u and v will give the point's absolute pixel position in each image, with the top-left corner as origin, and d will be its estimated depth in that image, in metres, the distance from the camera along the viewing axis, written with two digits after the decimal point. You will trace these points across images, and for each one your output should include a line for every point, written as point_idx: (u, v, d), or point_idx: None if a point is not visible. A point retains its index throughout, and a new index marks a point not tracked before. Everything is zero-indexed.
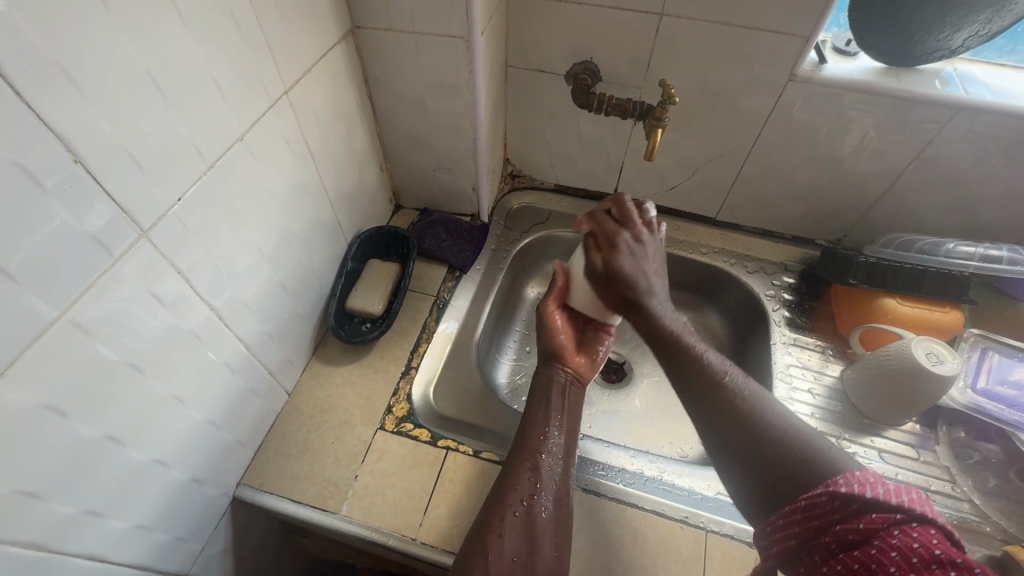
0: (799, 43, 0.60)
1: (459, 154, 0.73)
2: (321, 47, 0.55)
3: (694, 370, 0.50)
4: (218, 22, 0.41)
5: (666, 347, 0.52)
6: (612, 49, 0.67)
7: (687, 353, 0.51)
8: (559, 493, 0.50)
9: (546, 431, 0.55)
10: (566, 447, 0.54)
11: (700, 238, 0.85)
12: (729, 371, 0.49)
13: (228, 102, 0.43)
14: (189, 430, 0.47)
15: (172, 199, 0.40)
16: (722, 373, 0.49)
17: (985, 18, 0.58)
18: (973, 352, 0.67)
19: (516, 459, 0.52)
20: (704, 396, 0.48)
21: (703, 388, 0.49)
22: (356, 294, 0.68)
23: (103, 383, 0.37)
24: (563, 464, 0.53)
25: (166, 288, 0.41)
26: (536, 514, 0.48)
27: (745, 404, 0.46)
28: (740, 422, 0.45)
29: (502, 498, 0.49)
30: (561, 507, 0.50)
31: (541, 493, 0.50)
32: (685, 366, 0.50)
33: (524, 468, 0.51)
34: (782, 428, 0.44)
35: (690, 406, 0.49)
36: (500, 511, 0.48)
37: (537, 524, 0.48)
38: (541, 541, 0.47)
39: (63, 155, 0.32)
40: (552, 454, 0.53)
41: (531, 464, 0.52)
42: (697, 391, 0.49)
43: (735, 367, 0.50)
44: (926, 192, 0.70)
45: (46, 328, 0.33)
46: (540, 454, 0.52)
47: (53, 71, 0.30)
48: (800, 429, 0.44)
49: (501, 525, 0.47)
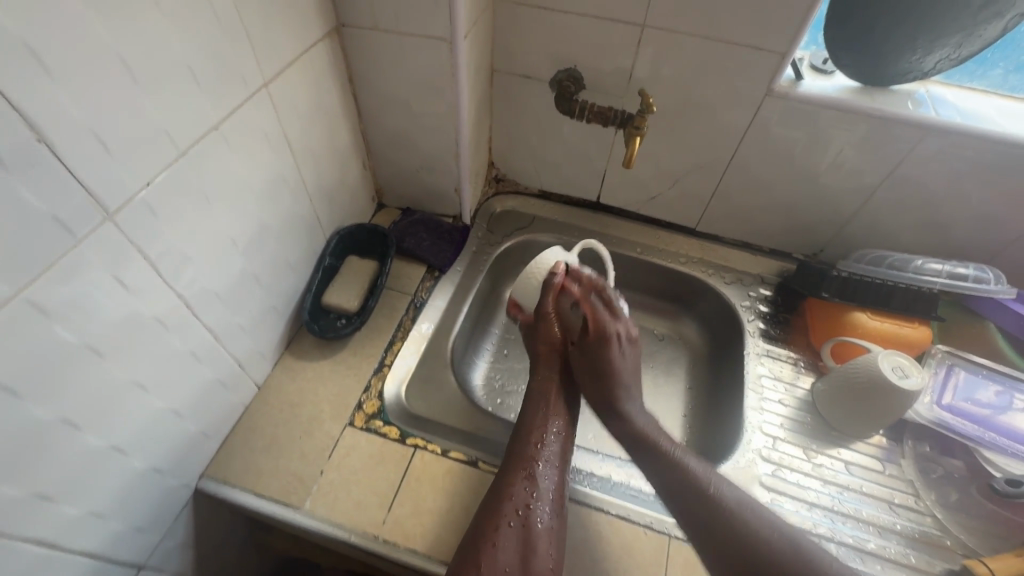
0: (776, 59, 0.61)
1: (441, 155, 0.73)
2: (303, 42, 0.55)
3: (676, 473, 0.52)
4: (194, 12, 0.41)
5: (642, 446, 0.55)
6: (595, 59, 0.69)
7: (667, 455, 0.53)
8: (555, 501, 0.51)
9: (543, 437, 0.56)
10: (561, 451, 0.56)
11: (680, 247, 0.86)
12: (713, 480, 0.51)
13: (204, 91, 0.44)
14: (151, 419, 0.47)
15: (140, 184, 0.40)
16: (706, 480, 0.51)
17: (956, 43, 0.60)
18: (939, 368, 0.67)
19: (513, 467, 0.53)
20: (698, 514, 0.49)
21: (684, 493, 0.50)
22: (332, 289, 0.68)
23: (61, 367, 0.37)
24: (558, 468, 0.54)
25: (130, 273, 0.41)
26: (532, 523, 0.49)
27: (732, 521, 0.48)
28: (733, 540, 0.47)
29: (496, 509, 0.50)
30: (558, 516, 0.51)
31: (539, 503, 0.51)
32: (666, 466, 0.53)
33: (519, 477, 0.52)
34: (778, 555, 0.46)
35: (680, 515, 0.50)
36: (494, 524, 0.49)
37: (532, 534, 0.49)
38: (536, 551, 0.48)
39: (26, 134, 0.31)
40: (548, 462, 0.54)
41: (528, 472, 0.53)
42: (684, 512, 0.50)
43: (717, 473, 0.52)
44: (898, 211, 0.72)
45: (2, 307, 0.32)
46: (536, 462, 0.53)
47: (20, 50, 0.30)
48: (794, 553, 0.46)
49: (495, 537, 0.48)
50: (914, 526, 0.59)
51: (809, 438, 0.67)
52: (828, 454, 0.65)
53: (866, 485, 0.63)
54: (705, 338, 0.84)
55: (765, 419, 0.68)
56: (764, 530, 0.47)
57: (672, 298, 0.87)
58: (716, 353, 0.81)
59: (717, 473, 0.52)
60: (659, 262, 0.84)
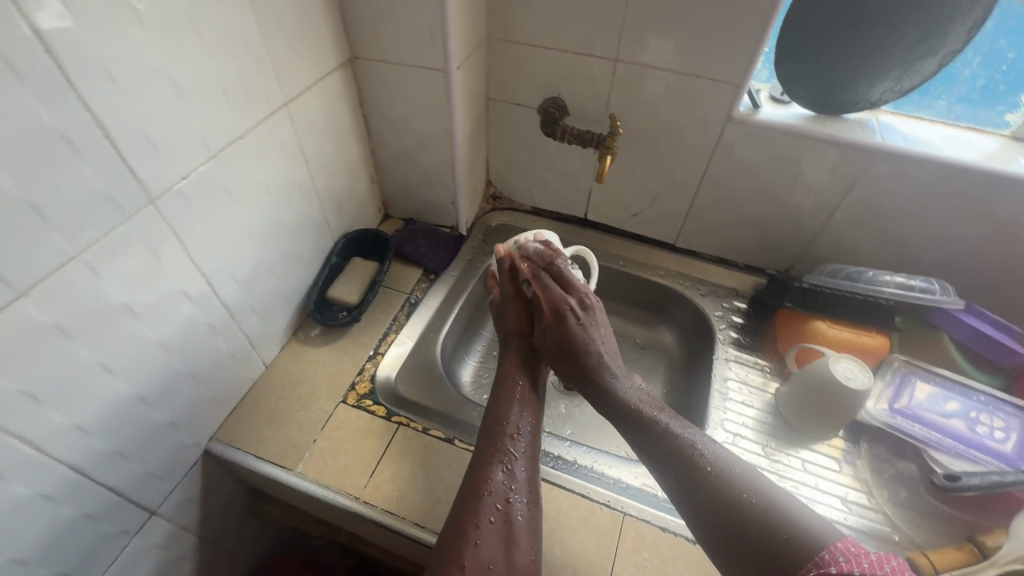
0: (732, 89, 0.69)
1: (439, 171, 0.82)
2: (321, 71, 0.66)
3: (657, 435, 0.53)
4: (230, 46, 0.52)
5: (621, 416, 0.57)
6: (576, 89, 0.78)
7: (648, 422, 0.55)
8: (530, 493, 0.53)
9: (514, 430, 0.57)
10: (530, 442, 0.57)
11: (660, 261, 0.92)
12: (693, 437, 0.53)
13: (234, 107, 0.54)
14: (171, 377, 0.55)
15: (178, 178, 0.49)
16: (687, 438, 0.53)
17: (896, 76, 0.67)
18: (895, 377, 0.71)
19: (485, 460, 0.54)
20: (678, 470, 0.51)
21: (663, 448, 0.52)
22: (336, 285, 0.77)
23: (104, 319, 0.46)
24: (529, 457, 0.55)
25: (165, 250, 0.50)
26: (512, 518, 0.50)
27: (710, 474, 0.49)
28: (711, 490, 0.48)
29: (475, 505, 0.50)
30: (533, 507, 0.52)
31: (516, 495, 0.52)
32: (648, 431, 0.54)
33: (494, 468, 0.53)
34: (754, 501, 0.47)
35: (660, 476, 0.52)
36: (474, 518, 0.49)
37: (513, 527, 0.50)
38: (518, 544, 0.49)
39: (96, 131, 0.41)
40: (520, 454, 0.55)
41: (504, 464, 0.54)
42: (664, 470, 0.52)
43: (698, 430, 0.54)
44: (857, 228, 0.77)
45: (65, 263, 0.41)
46: (509, 455, 0.55)
47: (98, 70, 0.40)
48: (769, 498, 0.47)
49: (476, 534, 0.48)
50: (864, 520, 0.62)
51: (769, 437, 0.71)
52: (787, 452, 0.69)
53: (820, 482, 0.66)
54: (682, 346, 0.89)
55: (728, 417, 0.73)
56: (743, 479, 0.49)
57: (652, 309, 0.93)
58: (691, 360, 0.86)
59: (697, 430, 0.54)
60: (639, 273, 0.90)
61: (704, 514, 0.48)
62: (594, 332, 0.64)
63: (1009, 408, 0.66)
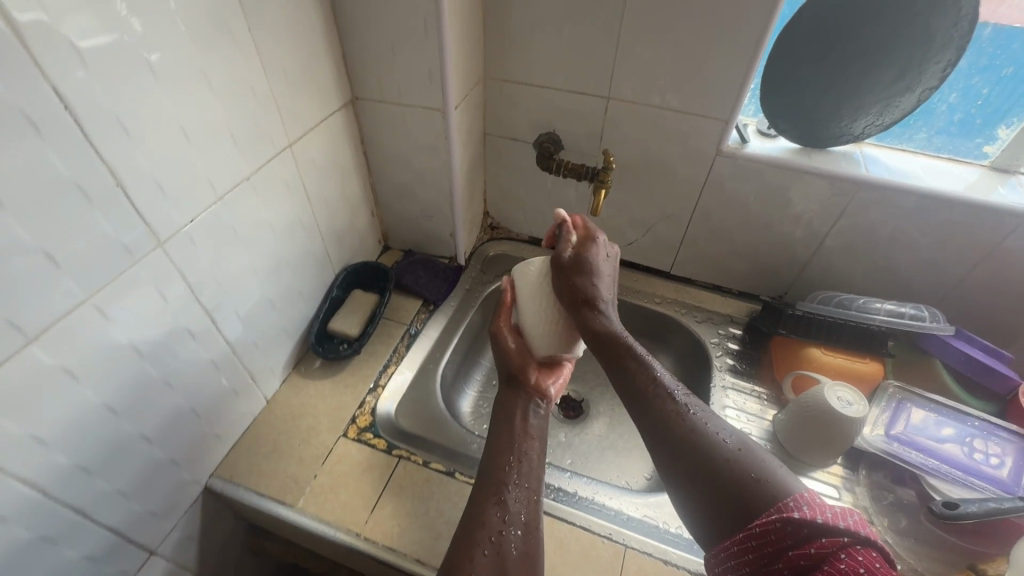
0: (721, 125, 0.72)
1: (438, 204, 0.84)
2: (323, 111, 0.68)
3: (641, 380, 0.55)
4: (238, 91, 0.54)
5: (610, 353, 0.59)
6: (570, 125, 0.81)
7: (632, 367, 0.56)
8: (527, 525, 0.52)
9: (509, 460, 0.58)
10: (528, 476, 0.57)
11: (656, 288, 0.93)
12: (675, 389, 0.54)
13: (240, 149, 0.56)
14: (174, 414, 0.55)
15: (185, 220, 0.51)
16: (667, 388, 0.54)
17: (877, 112, 0.69)
18: (890, 403, 0.72)
19: (482, 495, 0.54)
20: (655, 411, 0.52)
21: (644, 394, 0.54)
22: (337, 318, 0.78)
23: (110, 360, 0.47)
24: (526, 490, 0.55)
25: (171, 290, 0.51)
26: (506, 551, 0.49)
27: (687, 419, 0.51)
28: (687, 434, 0.50)
29: (469, 539, 0.50)
30: (530, 540, 0.51)
31: (511, 527, 0.51)
32: (632, 376, 0.56)
33: (489, 503, 0.53)
34: (728, 443, 0.48)
35: (640, 420, 0.53)
36: (469, 552, 0.49)
37: (506, 560, 0.48)
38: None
39: (108, 179, 0.43)
40: (515, 485, 0.55)
41: (499, 498, 0.54)
42: (644, 410, 0.53)
43: (681, 385, 0.55)
44: (847, 256, 0.79)
45: (74, 305, 0.42)
46: (504, 488, 0.55)
47: (112, 122, 0.42)
48: (743, 448, 0.48)
49: (471, 567, 0.47)
50: None
51: None
52: None
53: None
54: (679, 373, 0.90)
55: None
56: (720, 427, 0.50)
57: (649, 336, 0.94)
58: (689, 386, 0.87)
59: (680, 385, 0.55)
60: (635, 301, 0.92)
61: (678, 454, 0.49)
62: (602, 269, 0.68)
63: (1004, 433, 0.67)
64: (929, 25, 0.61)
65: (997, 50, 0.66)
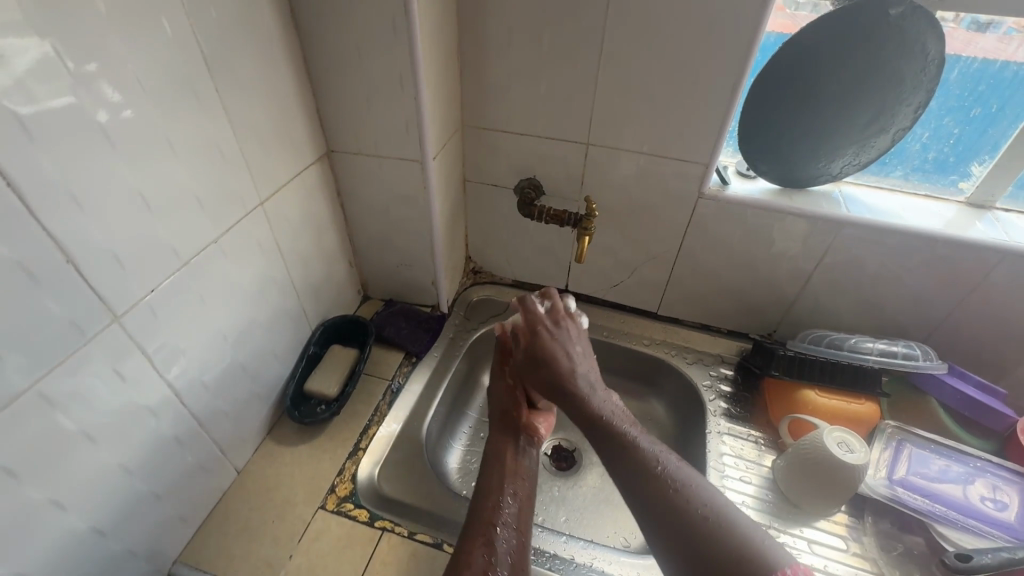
0: (702, 169, 0.72)
1: (419, 253, 0.82)
2: (297, 166, 0.66)
3: (624, 450, 0.53)
4: (205, 153, 0.52)
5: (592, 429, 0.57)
6: (551, 171, 0.80)
7: (615, 438, 0.54)
8: (516, 565, 0.50)
9: (499, 503, 0.56)
10: (519, 518, 0.56)
11: (644, 329, 0.91)
12: (660, 456, 0.52)
13: (207, 212, 0.53)
14: (131, 501, 0.50)
15: (146, 290, 0.48)
16: (654, 457, 0.52)
17: (853, 152, 0.70)
18: (890, 444, 0.70)
19: (471, 535, 0.53)
20: (640, 484, 0.50)
21: (628, 464, 0.51)
22: (314, 377, 0.74)
23: (57, 451, 0.42)
24: (517, 533, 0.54)
25: (129, 367, 0.48)
26: None
27: (673, 491, 0.48)
28: (674, 509, 0.47)
29: None
30: None
31: (497, 566, 0.49)
32: (616, 448, 0.53)
33: (477, 544, 0.51)
34: (712, 521, 0.46)
35: (628, 493, 0.51)
36: None
37: None
38: None
39: (59, 258, 0.40)
40: (506, 526, 0.54)
41: (485, 538, 0.52)
42: (629, 482, 0.51)
43: (669, 453, 0.53)
44: (833, 293, 0.79)
45: (14, 397, 0.38)
46: (493, 528, 0.53)
47: (63, 197, 0.39)
48: (730, 522, 0.46)
49: None
50: None
51: (771, 516, 0.68)
52: (792, 533, 0.66)
53: (830, 565, 0.63)
54: (673, 417, 0.87)
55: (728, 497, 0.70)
56: (706, 495, 0.48)
57: (640, 378, 0.91)
58: (684, 431, 0.84)
59: (666, 450, 0.53)
60: (624, 344, 0.89)
61: (666, 535, 0.47)
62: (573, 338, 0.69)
63: (1006, 473, 0.65)
64: (898, 70, 0.62)
65: (964, 92, 0.67)
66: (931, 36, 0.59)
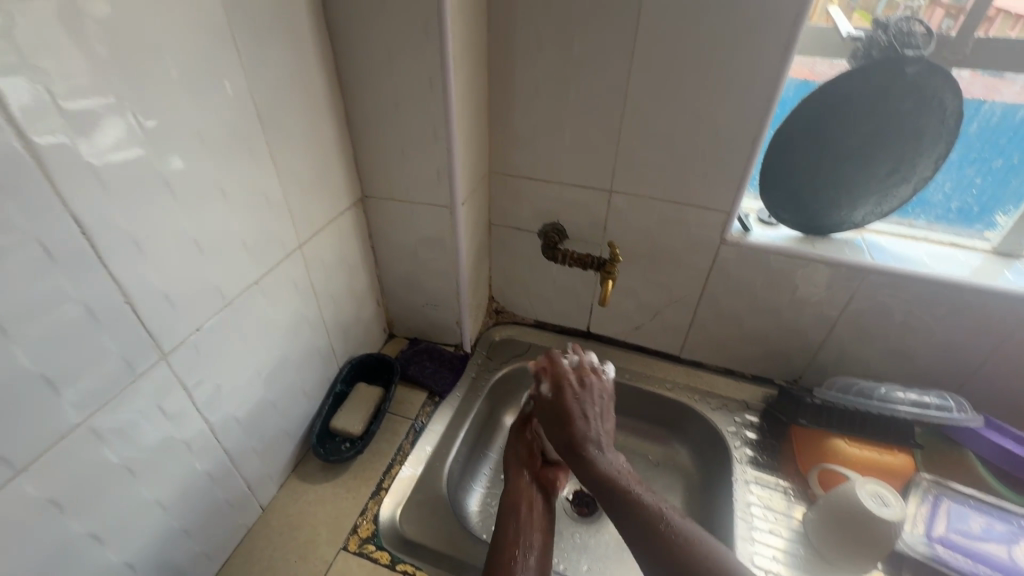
0: (723, 216, 0.73)
1: (444, 294, 0.85)
2: (333, 211, 0.70)
3: (631, 503, 0.55)
4: (253, 201, 0.55)
5: (605, 484, 0.58)
6: (574, 217, 0.82)
7: (622, 494, 0.56)
8: None
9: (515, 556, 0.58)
10: None
11: (667, 373, 0.91)
12: (667, 513, 0.53)
13: (251, 256, 0.56)
14: (161, 537, 0.51)
15: (192, 328, 0.50)
16: (661, 514, 0.53)
17: (875, 201, 0.71)
18: (926, 499, 0.68)
19: None
20: (648, 539, 0.51)
21: (636, 520, 0.53)
22: (340, 414, 0.75)
23: (101, 485, 0.44)
24: None
25: (172, 402, 0.49)
26: None
27: (680, 544, 0.50)
28: (680, 562, 0.49)
29: None
30: None
31: None
32: (623, 504, 0.55)
33: None
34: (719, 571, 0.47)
35: (635, 547, 0.52)
36: None
37: None
38: None
39: (118, 299, 0.42)
40: None
41: None
42: (635, 537, 0.52)
43: (675, 509, 0.54)
44: (860, 341, 0.78)
45: (68, 432, 0.40)
46: None
47: (127, 242, 0.42)
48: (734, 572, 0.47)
49: None
50: None
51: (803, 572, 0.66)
52: None
53: None
54: (697, 464, 0.85)
55: (757, 549, 0.68)
56: (712, 551, 0.50)
57: (662, 423, 0.90)
58: (708, 479, 0.82)
59: (675, 507, 0.54)
60: (647, 387, 0.89)
61: None
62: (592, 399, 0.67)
63: None
64: (917, 124, 0.64)
65: (985, 145, 0.68)
66: (949, 93, 0.61)
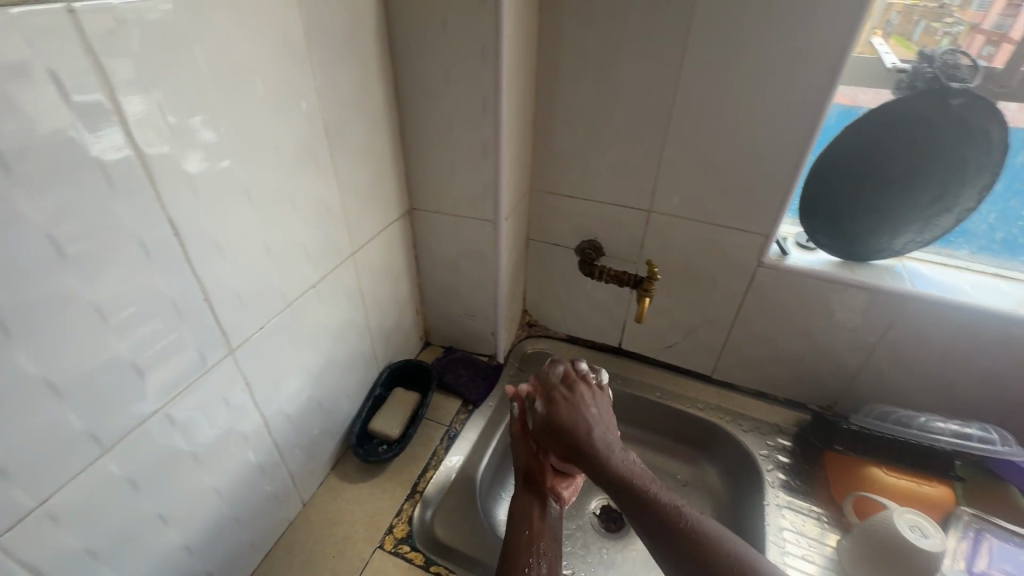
0: (761, 239, 0.75)
1: (482, 305, 0.87)
2: (384, 221, 0.74)
3: (644, 501, 0.55)
4: (316, 210, 0.59)
5: (615, 483, 0.57)
6: (612, 234, 0.84)
7: (634, 492, 0.56)
8: None
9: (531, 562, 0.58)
10: None
11: (697, 393, 0.91)
12: (682, 509, 0.53)
13: (311, 261, 0.60)
14: (216, 523, 0.54)
15: (256, 326, 0.54)
16: (676, 509, 0.53)
17: (917, 230, 0.71)
18: (966, 534, 0.67)
19: None
20: (665, 535, 0.52)
21: (651, 518, 0.53)
22: (378, 417, 0.77)
23: (170, 467, 0.47)
24: None
25: (235, 395, 0.53)
26: None
27: (698, 540, 0.50)
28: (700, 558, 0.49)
29: None
30: None
31: None
32: (637, 500, 0.55)
33: None
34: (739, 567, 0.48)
35: (652, 542, 0.53)
36: None
37: None
38: None
39: (199, 295, 0.46)
40: None
41: None
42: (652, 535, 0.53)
43: (690, 505, 0.54)
44: (899, 369, 0.77)
45: (149, 415, 0.44)
46: None
47: (210, 243, 0.46)
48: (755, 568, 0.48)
49: None
50: None
51: None
52: None
53: None
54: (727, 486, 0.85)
55: None
56: (730, 545, 0.50)
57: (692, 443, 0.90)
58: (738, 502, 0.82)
59: (688, 503, 0.54)
60: (677, 406, 0.89)
61: None
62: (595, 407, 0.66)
63: None
64: (962, 155, 0.64)
65: None
66: (995, 126, 0.61)
